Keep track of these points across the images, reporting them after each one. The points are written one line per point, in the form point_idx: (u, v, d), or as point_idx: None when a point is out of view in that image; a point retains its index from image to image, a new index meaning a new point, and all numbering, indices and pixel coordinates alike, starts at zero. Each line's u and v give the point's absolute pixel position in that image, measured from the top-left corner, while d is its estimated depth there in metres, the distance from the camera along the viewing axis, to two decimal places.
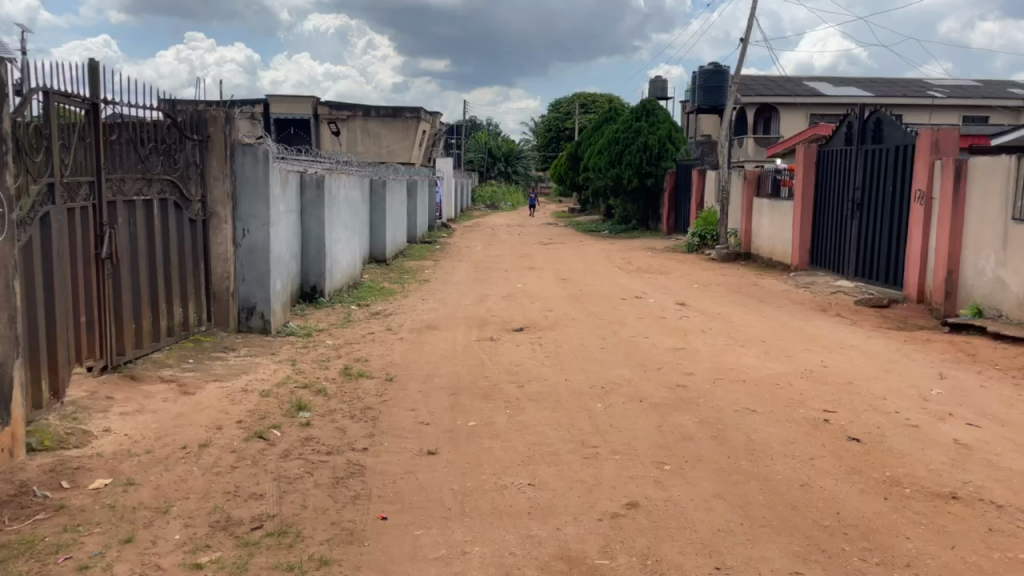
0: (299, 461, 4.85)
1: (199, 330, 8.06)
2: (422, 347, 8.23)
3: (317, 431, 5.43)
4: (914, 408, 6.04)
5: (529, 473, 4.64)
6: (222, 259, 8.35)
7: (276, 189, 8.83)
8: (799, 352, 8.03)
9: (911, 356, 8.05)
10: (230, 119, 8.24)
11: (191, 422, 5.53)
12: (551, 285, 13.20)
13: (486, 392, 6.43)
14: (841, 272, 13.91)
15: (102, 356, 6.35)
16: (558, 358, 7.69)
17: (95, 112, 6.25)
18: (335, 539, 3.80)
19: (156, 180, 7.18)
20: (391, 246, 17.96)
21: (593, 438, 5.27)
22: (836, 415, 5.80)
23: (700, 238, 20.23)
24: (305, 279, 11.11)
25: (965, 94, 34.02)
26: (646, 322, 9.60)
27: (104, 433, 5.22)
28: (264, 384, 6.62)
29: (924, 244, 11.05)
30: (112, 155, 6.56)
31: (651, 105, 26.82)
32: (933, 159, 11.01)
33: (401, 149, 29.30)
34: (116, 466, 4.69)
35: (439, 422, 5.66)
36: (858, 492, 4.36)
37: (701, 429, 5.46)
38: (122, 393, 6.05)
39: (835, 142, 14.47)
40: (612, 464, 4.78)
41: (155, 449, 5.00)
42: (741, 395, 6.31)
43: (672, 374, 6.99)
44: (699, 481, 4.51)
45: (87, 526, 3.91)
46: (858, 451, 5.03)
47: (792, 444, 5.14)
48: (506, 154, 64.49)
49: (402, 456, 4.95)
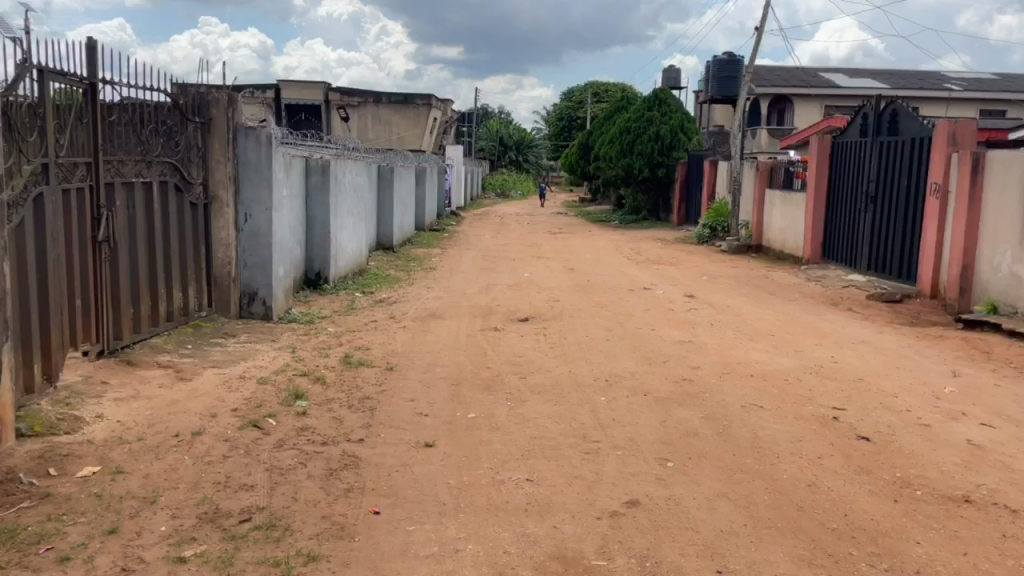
0: (293, 451, 4.74)
1: (200, 315, 7.96)
2: (425, 336, 8.12)
3: (313, 421, 5.32)
4: (926, 407, 5.88)
5: (528, 468, 4.51)
6: (224, 244, 8.24)
7: (279, 174, 8.70)
8: (809, 347, 7.87)
9: (924, 353, 7.87)
10: (233, 102, 8.10)
11: (185, 410, 5.43)
12: (558, 274, 13.06)
13: (488, 383, 6.31)
14: (853, 266, 13.72)
15: (98, 341, 6.28)
16: (562, 350, 7.56)
17: (93, 92, 6.15)
18: (325, 533, 3.69)
19: (156, 162, 7.06)
20: (399, 232, 17.84)
21: (595, 432, 5.15)
22: (846, 412, 5.64)
23: (711, 230, 20.03)
24: (310, 265, 11.02)
25: (985, 88, 33.56)
26: (653, 314, 9.46)
27: (96, 419, 5.13)
28: (263, 371, 6.52)
29: (938, 238, 10.82)
30: (111, 137, 6.45)
31: (663, 95, 26.66)
32: (949, 152, 10.80)
33: (411, 136, 28.83)
34: (106, 453, 4.60)
35: (438, 413, 5.54)
36: (867, 494, 4.22)
37: (705, 425, 5.32)
38: (118, 378, 5.96)
39: (850, 133, 14.25)
40: (614, 460, 4.65)
41: (147, 436, 4.90)
42: (747, 390, 6.17)
43: (678, 367, 6.85)
44: (703, 480, 4.37)
45: (71, 516, 3.82)
46: (868, 450, 4.88)
47: (800, 442, 4.99)
48: (517, 143, 64.13)
49: (399, 447, 4.83)
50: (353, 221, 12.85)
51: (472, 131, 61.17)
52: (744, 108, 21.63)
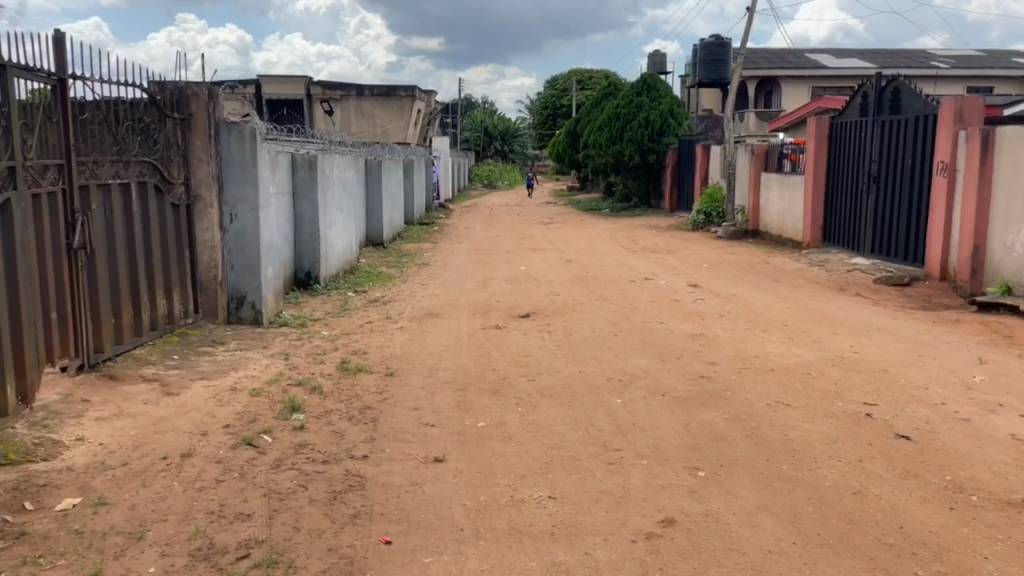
0: (292, 472, 4.36)
1: (186, 322, 7.56)
2: (425, 337, 7.75)
3: (312, 436, 4.94)
4: (961, 399, 5.57)
5: (549, 484, 4.15)
6: (209, 246, 7.80)
7: (265, 171, 8.28)
8: (825, 337, 7.55)
9: (944, 339, 7.58)
10: (214, 96, 7.67)
11: (173, 428, 5.03)
12: (555, 267, 12.69)
13: (495, 388, 5.94)
14: (857, 249, 13.41)
15: (77, 355, 5.88)
16: (568, 348, 7.20)
17: (62, 88, 5.71)
18: (333, 570, 3.32)
19: (134, 161, 6.65)
20: (388, 228, 17.46)
21: (616, 440, 4.80)
22: (878, 408, 5.31)
23: (706, 216, 19.71)
24: (299, 265, 10.60)
25: (971, 64, 33.36)
26: (659, 306, 9.12)
27: (77, 442, 4.73)
28: (255, 381, 6.11)
29: (947, 218, 10.52)
30: (84, 136, 6.02)
31: (652, 80, 26.08)
32: (956, 129, 10.46)
33: (395, 129, 28.28)
34: (87, 482, 4.20)
35: (445, 423, 5.17)
36: (919, 501, 3.90)
37: (733, 427, 4.98)
38: (100, 395, 5.55)
39: (849, 113, 13.93)
40: (640, 471, 4.31)
41: (132, 460, 4.51)
42: (771, 386, 5.83)
43: (694, 363, 6.50)
44: (739, 491, 4.02)
45: (49, 558, 3.44)
46: (910, 451, 4.54)
47: (836, 444, 4.66)
48: (502, 133, 63.50)
49: (407, 464, 4.46)
50: (342, 218, 12.41)
51: (457, 122, 60.61)
52: (735, 91, 21.17)
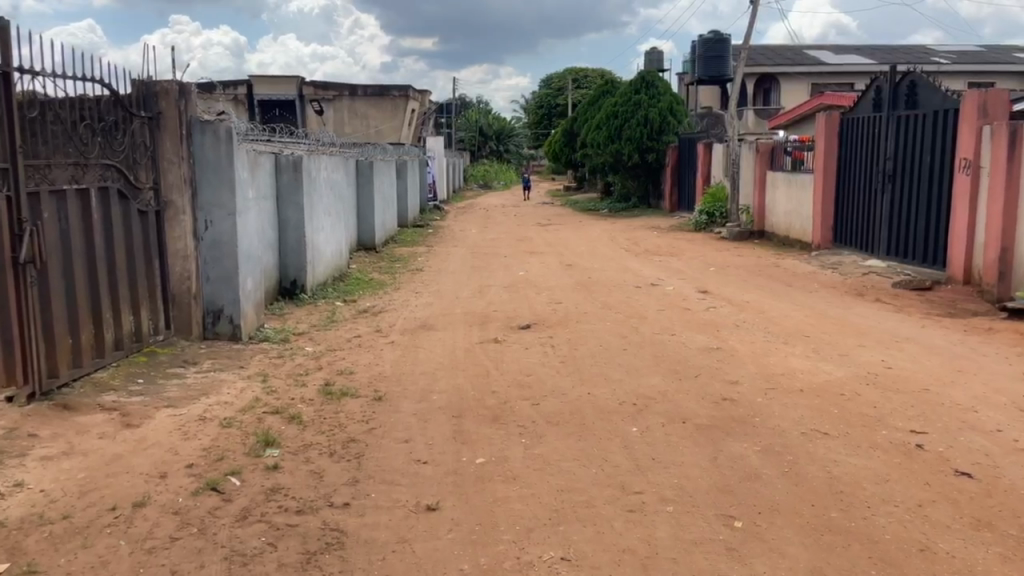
0: (260, 526, 3.73)
1: (156, 340, 6.92)
2: (418, 353, 7.13)
3: (286, 478, 4.31)
4: (1017, 424, 4.97)
5: (561, 540, 3.54)
6: (181, 256, 7.17)
7: (243, 172, 7.66)
8: (853, 350, 6.94)
9: (981, 351, 6.98)
10: (185, 92, 7.04)
11: (128, 469, 4.40)
12: (556, 272, 12.09)
13: (495, 414, 5.32)
14: (871, 251, 12.80)
15: (27, 383, 5.25)
16: (574, 364, 6.57)
17: (7, 83, 5.07)
18: None
19: (94, 164, 6.01)
20: (381, 231, 16.83)
21: (635, 480, 4.18)
22: (928, 437, 4.71)
23: (708, 216, 19.10)
24: (285, 273, 9.96)
25: (972, 60, 32.86)
26: (668, 315, 8.49)
27: (15, 489, 4.09)
28: (227, 410, 5.47)
29: (971, 219, 9.93)
30: (37, 135, 5.39)
31: (650, 77, 25.41)
32: (979, 125, 9.87)
33: (389, 130, 27.58)
34: (19, 542, 3.57)
35: (439, 459, 4.54)
36: (999, 561, 3.29)
37: (766, 462, 4.37)
38: (49, 429, 4.91)
39: (860, 108, 13.33)
40: (666, 521, 3.69)
41: (75, 513, 3.87)
42: (802, 411, 5.21)
43: (715, 383, 5.87)
44: (786, 548, 3.42)
45: None
46: (975, 493, 3.95)
47: (887, 483, 4.06)
48: (497, 133, 62.89)
49: (394, 514, 3.84)
50: (331, 222, 11.79)
51: (450, 123, 59.99)
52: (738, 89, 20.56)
